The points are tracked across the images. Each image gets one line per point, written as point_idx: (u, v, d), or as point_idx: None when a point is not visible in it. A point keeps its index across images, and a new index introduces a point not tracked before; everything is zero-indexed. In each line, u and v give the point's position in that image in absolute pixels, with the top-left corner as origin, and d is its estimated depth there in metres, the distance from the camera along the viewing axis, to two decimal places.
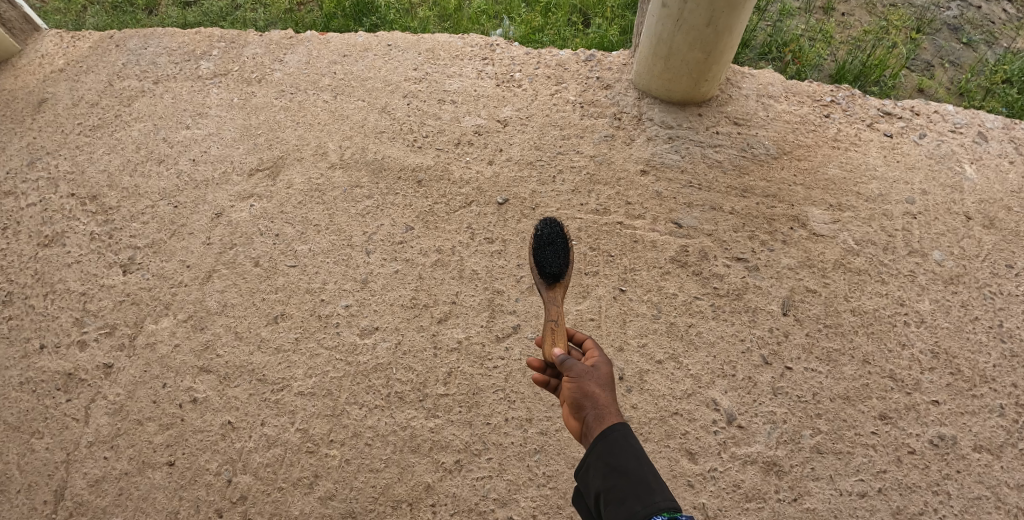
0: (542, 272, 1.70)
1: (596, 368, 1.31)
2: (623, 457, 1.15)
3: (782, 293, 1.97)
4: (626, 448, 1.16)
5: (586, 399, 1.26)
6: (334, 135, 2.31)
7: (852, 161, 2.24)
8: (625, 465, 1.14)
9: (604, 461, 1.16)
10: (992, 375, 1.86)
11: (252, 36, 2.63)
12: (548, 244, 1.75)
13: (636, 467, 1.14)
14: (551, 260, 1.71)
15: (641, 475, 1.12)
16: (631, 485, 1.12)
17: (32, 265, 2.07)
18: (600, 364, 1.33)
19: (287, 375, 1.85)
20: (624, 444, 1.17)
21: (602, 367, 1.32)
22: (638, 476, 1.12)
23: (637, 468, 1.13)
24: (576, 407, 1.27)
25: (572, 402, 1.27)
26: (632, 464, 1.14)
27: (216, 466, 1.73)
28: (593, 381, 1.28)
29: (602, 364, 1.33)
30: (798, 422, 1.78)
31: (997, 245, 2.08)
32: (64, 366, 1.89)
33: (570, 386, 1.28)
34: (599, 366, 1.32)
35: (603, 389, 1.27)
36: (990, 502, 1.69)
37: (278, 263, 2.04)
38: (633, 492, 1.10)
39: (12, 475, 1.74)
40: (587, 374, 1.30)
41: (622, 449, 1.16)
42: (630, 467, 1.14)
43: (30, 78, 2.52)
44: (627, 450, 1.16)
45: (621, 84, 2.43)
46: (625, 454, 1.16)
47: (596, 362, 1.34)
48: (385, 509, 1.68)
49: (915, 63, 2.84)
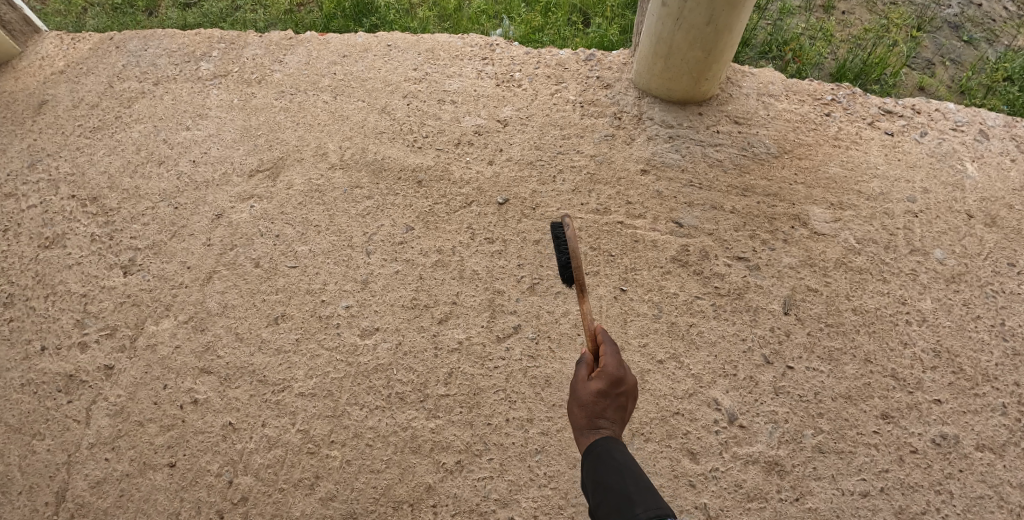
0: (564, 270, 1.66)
1: (584, 387, 1.32)
2: (606, 472, 1.16)
3: (783, 292, 1.97)
4: (611, 463, 1.17)
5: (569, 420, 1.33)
6: (334, 136, 2.31)
7: (853, 159, 2.24)
8: (608, 480, 1.14)
9: (591, 479, 1.17)
10: (995, 374, 1.86)
11: (251, 37, 2.63)
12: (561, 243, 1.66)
13: (617, 481, 1.13)
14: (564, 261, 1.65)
15: (623, 488, 1.11)
16: (613, 498, 1.10)
17: (32, 267, 2.07)
18: (589, 383, 1.32)
19: (287, 375, 1.85)
20: (608, 460, 1.18)
21: (593, 384, 1.32)
22: (619, 488, 1.11)
23: (619, 482, 1.12)
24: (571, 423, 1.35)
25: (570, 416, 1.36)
26: (614, 478, 1.14)
27: (217, 468, 1.73)
28: (576, 403, 1.31)
29: (594, 382, 1.32)
30: (800, 421, 1.77)
31: (999, 243, 2.07)
32: (64, 368, 1.89)
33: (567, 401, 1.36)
34: (590, 383, 1.32)
35: (581, 412, 1.30)
36: (993, 501, 1.68)
37: (279, 264, 2.04)
38: (615, 505, 1.09)
39: (13, 477, 1.74)
40: (576, 392, 1.34)
41: (606, 463, 1.18)
42: (612, 481, 1.13)
43: (29, 80, 2.53)
44: (610, 465, 1.17)
45: (621, 84, 2.43)
46: (608, 469, 1.16)
47: (590, 380, 1.33)
48: (387, 510, 1.68)
49: (915, 61, 2.83)
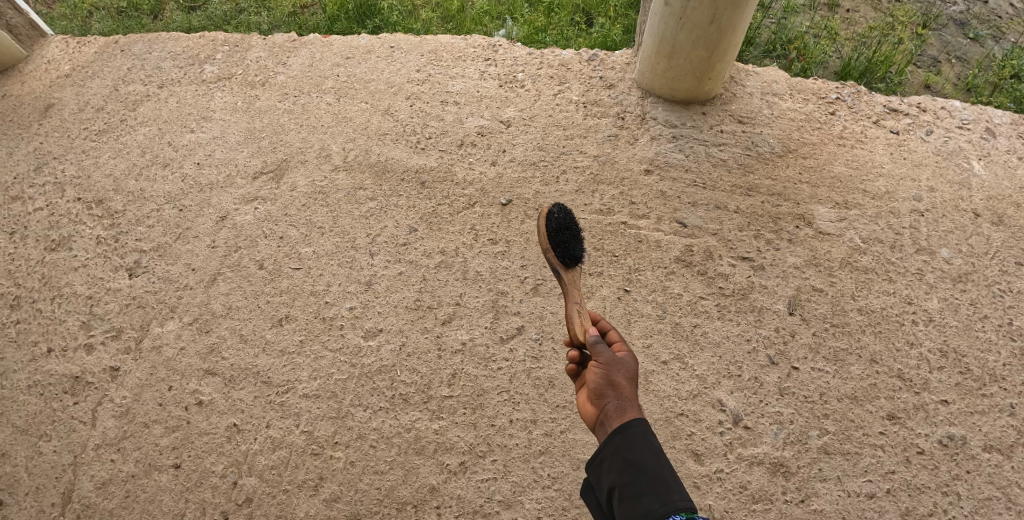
0: (565, 252, 1.61)
1: (625, 359, 1.32)
2: (642, 454, 1.12)
3: (788, 293, 1.96)
4: (644, 445, 1.14)
5: (609, 389, 1.25)
6: (338, 137, 2.32)
7: (859, 158, 2.23)
8: (643, 462, 1.11)
9: (621, 456, 1.14)
10: (1002, 374, 1.84)
11: (255, 39, 2.63)
12: (564, 226, 1.66)
13: (654, 464, 1.11)
14: (572, 242, 1.63)
15: (659, 472, 1.09)
16: (649, 481, 1.08)
17: (39, 270, 2.08)
18: (628, 357, 1.33)
19: (292, 377, 1.85)
20: (644, 442, 1.14)
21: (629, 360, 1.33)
22: (656, 472, 1.09)
23: (655, 466, 1.10)
24: (595, 394, 1.27)
25: (592, 389, 1.27)
26: (651, 462, 1.11)
27: (222, 469, 1.74)
28: (622, 372, 1.28)
29: (629, 358, 1.33)
30: (805, 422, 1.77)
31: (1007, 243, 2.06)
32: (71, 370, 1.90)
33: (597, 371, 1.28)
34: (626, 359, 1.32)
35: (627, 384, 1.27)
36: (1001, 502, 1.67)
37: (283, 266, 2.04)
38: (650, 488, 1.07)
39: (19, 478, 1.75)
40: (615, 363, 1.30)
41: (641, 445, 1.14)
42: (648, 464, 1.11)
43: (36, 84, 2.54)
44: (646, 447, 1.14)
45: (625, 84, 2.42)
46: (643, 451, 1.13)
47: (624, 356, 1.33)
48: (391, 511, 1.68)
49: (921, 59, 2.80)
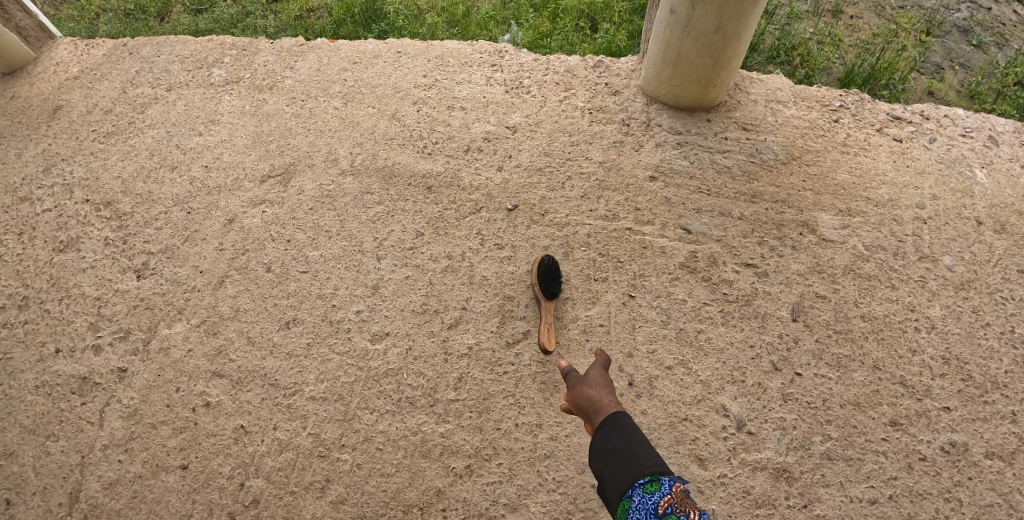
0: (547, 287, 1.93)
1: (590, 372, 1.39)
2: (613, 437, 1.21)
3: (792, 299, 1.98)
4: (614, 428, 1.22)
5: (586, 401, 1.33)
6: (345, 142, 2.33)
7: (862, 166, 2.24)
8: (614, 443, 1.20)
9: (597, 445, 1.22)
10: (1004, 382, 1.86)
11: (263, 43, 2.64)
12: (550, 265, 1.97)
13: (622, 442, 1.19)
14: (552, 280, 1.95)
15: (628, 448, 1.18)
16: (619, 459, 1.17)
17: (47, 271, 2.10)
18: (593, 368, 1.41)
19: (299, 379, 1.87)
20: (617, 425, 1.22)
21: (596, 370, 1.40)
22: (625, 449, 1.17)
23: (624, 444, 1.18)
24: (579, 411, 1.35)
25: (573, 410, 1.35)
26: (621, 441, 1.19)
27: (229, 470, 1.75)
28: (589, 383, 1.35)
29: (596, 368, 1.41)
30: (808, 428, 1.78)
31: (1009, 250, 2.07)
32: (79, 370, 1.92)
33: (569, 393, 1.36)
34: (593, 370, 1.40)
35: (598, 389, 1.34)
36: (1002, 509, 1.69)
37: (290, 269, 2.06)
38: (621, 464, 1.16)
39: (28, 477, 1.77)
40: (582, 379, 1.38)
41: (612, 429, 1.22)
42: (617, 444, 1.19)
43: (44, 86, 2.56)
44: (616, 430, 1.22)
45: (630, 90, 2.43)
46: (614, 434, 1.21)
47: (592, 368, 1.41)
48: (397, 513, 1.69)
49: (924, 66, 2.82)
